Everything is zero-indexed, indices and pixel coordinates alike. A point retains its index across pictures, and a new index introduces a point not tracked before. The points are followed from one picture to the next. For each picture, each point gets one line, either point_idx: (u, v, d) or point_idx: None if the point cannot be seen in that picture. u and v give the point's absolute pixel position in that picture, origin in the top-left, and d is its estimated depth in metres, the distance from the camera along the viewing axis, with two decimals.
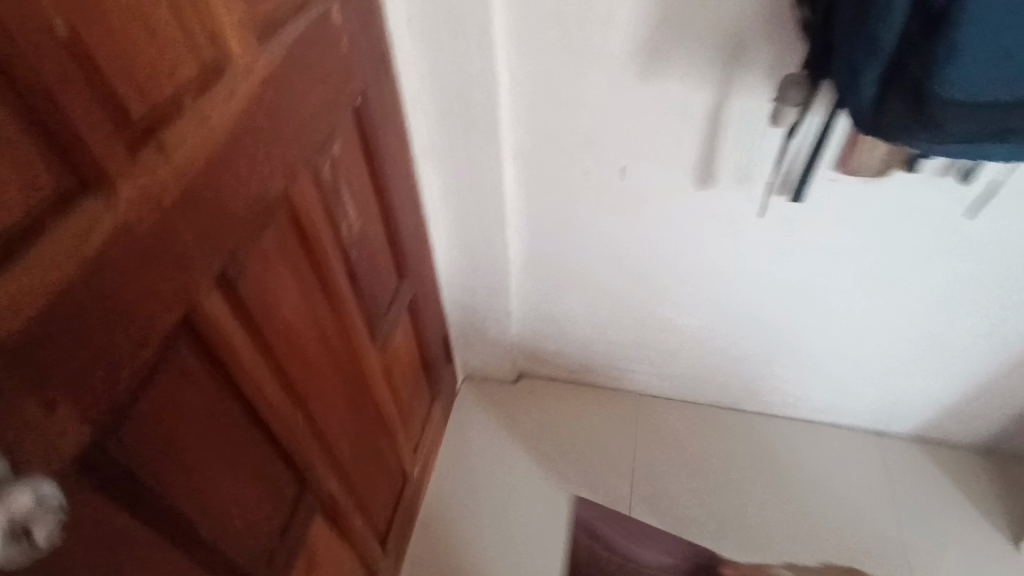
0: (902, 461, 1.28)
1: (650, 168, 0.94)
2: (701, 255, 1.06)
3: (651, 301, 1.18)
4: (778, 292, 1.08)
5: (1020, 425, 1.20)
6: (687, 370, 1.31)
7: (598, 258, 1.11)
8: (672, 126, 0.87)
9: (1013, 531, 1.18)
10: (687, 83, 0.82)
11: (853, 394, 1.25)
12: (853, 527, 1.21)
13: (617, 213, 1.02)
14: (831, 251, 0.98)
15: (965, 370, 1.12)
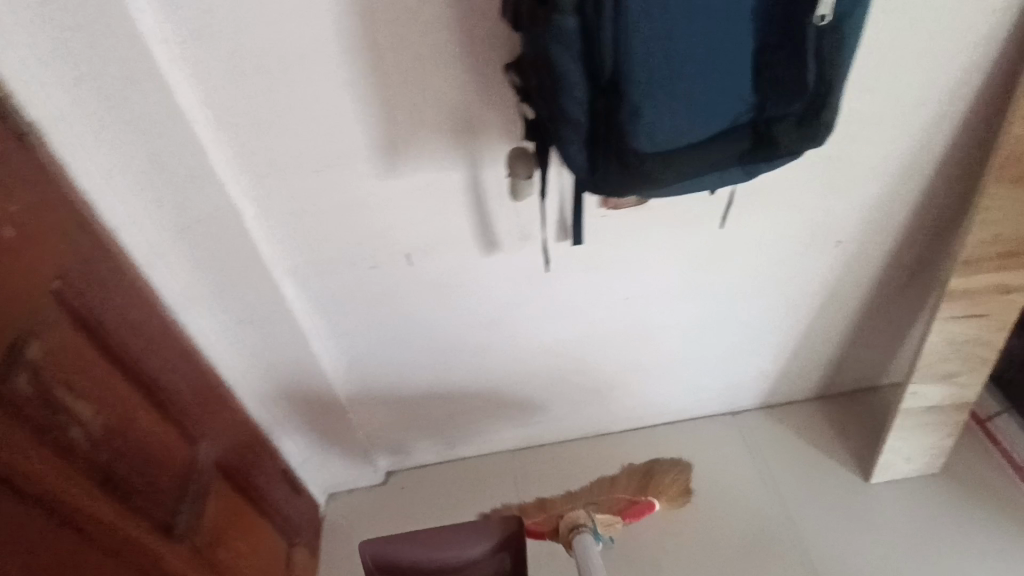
0: (759, 432, 1.33)
1: (433, 244, 0.91)
2: (517, 309, 1.04)
3: (488, 366, 1.14)
4: (599, 323, 1.10)
5: (837, 369, 1.32)
6: (546, 416, 1.29)
7: (419, 338, 1.05)
8: (440, 205, 0.86)
9: (862, 464, 1.26)
10: (437, 159, 0.81)
11: (697, 387, 1.30)
12: (752, 516, 1.21)
13: (419, 292, 0.97)
14: (630, 273, 1.01)
15: (778, 339, 1.21)
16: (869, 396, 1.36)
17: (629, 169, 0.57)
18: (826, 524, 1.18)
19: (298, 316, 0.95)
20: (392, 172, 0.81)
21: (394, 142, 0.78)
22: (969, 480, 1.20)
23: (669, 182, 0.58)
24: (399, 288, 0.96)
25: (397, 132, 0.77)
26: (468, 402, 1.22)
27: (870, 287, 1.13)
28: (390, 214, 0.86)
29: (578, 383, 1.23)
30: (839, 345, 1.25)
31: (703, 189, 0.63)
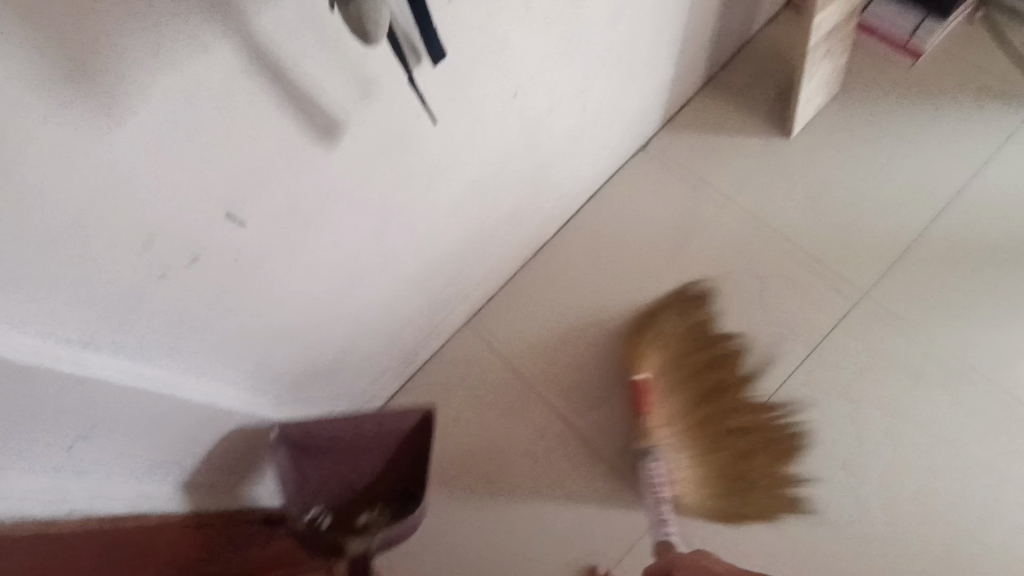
0: (676, 150, 1.22)
1: (252, 168, 0.57)
2: (401, 182, 0.75)
3: (399, 264, 0.87)
4: (497, 138, 0.84)
5: (719, 41, 1.18)
6: (484, 271, 1.09)
7: (305, 293, 0.75)
8: (221, 104, 0.51)
9: (777, 121, 1.21)
10: (160, 24, 0.45)
11: (609, 143, 1.12)
12: (769, 212, 1.16)
13: (270, 239, 0.65)
14: (507, 52, 0.73)
15: (668, 42, 1.02)
16: (751, 52, 1.26)
17: None
18: (845, 174, 1.16)
19: (140, 368, 0.62)
20: (115, 88, 0.45)
21: (68, 28, 0.41)
22: (865, 80, 1.20)
23: None
24: (244, 254, 0.64)
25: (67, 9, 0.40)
26: (403, 312, 0.98)
27: None
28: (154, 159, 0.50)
29: (499, 216, 1.00)
30: (717, 15, 1.09)
31: None
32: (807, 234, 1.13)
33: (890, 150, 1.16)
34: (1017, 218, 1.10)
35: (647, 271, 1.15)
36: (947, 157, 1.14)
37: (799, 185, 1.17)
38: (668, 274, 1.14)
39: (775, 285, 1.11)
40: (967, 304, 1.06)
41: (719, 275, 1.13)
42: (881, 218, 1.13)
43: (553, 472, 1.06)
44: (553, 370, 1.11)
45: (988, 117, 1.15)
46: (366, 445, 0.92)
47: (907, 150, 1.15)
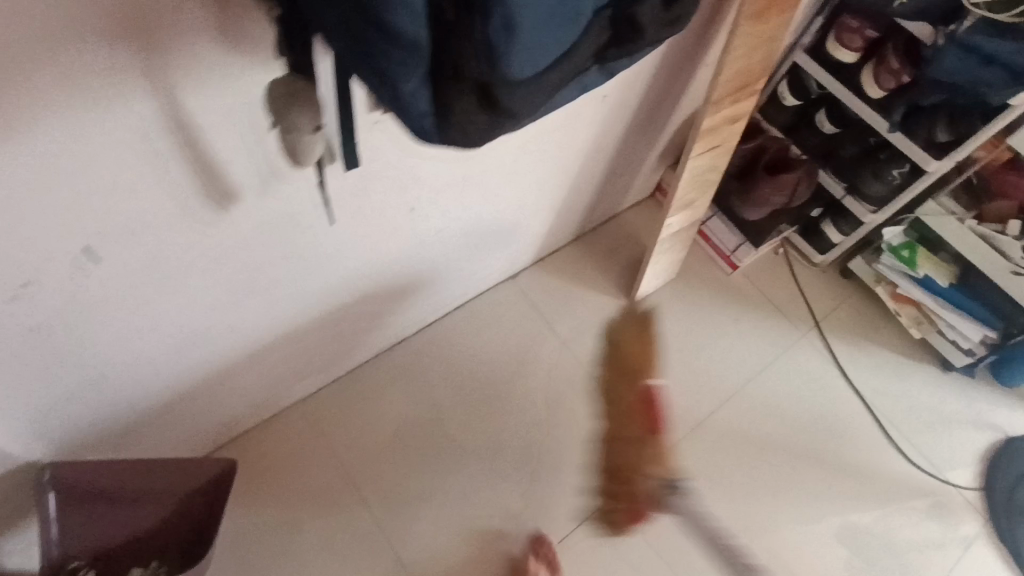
0: (538, 287, 1.38)
1: (140, 271, 0.64)
2: (269, 277, 0.79)
3: (260, 332, 0.89)
4: (396, 240, 0.91)
5: (591, 211, 1.37)
6: (295, 383, 1.11)
7: (137, 368, 0.78)
8: (150, 194, 0.57)
9: (624, 289, 1.42)
10: (100, 120, 0.49)
11: (484, 268, 1.24)
12: (601, 364, 1.34)
13: (124, 310, 0.67)
14: (423, 172, 0.80)
15: (546, 206, 1.17)
16: (616, 222, 1.48)
17: (476, 101, 0.37)
18: (674, 348, 1.39)
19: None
20: (47, 115, 0.46)
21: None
22: (697, 276, 1.47)
23: (535, 75, 0.38)
24: (112, 299, 0.65)
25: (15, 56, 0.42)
26: (247, 375, 0.96)
27: (623, 132, 1.11)
28: (113, 166, 0.53)
29: (366, 306, 1.03)
30: (593, 193, 1.28)
31: (564, 55, 0.40)
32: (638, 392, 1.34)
33: (705, 340, 1.41)
34: (792, 420, 1.37)
35: (478, 391, 1.27)
36: (743, 355, 1.41)
37: (636, 339, 1.38)
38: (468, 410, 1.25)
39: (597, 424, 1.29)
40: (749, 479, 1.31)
41: (514, 425, 1.25)
42: (688, 393, 1.36)
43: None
44: (376, 456, 1.19)
45: (783, 332, 1.45)
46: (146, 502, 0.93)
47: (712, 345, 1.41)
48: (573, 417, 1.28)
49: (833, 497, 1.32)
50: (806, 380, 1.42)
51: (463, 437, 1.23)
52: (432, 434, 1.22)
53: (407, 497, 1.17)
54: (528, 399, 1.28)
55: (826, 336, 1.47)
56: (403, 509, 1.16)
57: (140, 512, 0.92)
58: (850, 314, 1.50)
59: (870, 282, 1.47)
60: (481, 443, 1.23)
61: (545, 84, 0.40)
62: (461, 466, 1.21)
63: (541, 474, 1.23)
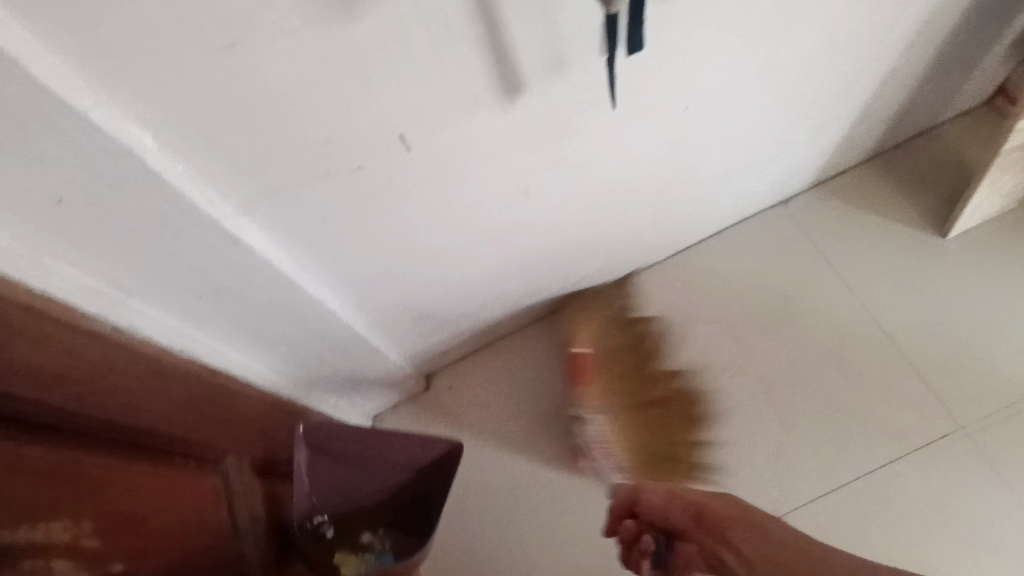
0: (816, 214, 1.20)
1: (438, 163, 0.70)
2: (532, 181, 0.81)
3: (526, 241, 0.93)
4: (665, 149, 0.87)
5: (894, 125, 1.14)
6: (551, 298, 1.16)
7: (428, 262, 0.87)
8: (464, 84, 0.62)
9: (929, 223, 1.17)
10: (419, 4, 0.53)
11: (752, 191, 1.12)
12: (889, 308, 1.14)
13: (425, 201, 0.75)
14: (708, 59, 0.73)
15: (840, 115, 1.00)
16: (925, 142, 1.21)
17: None
18: (996, 299, 1.11)
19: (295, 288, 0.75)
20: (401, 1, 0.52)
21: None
22: None
23: None
24: (417, 187, 0.72)
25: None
26: (512, 282, 1.03)
27: (964, 9, 0.87)
28: (441, 54, 0.58)
29: (625, 223, 1.01)
30: (902, 100, 1.05)
31: None
32: (951, 353, 1.09)
33: None
34: None
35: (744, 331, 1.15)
36: None
37: (941, 284, 1.13)
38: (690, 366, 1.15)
39: (886, 379, 1.09)
40: None
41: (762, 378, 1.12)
42: (1019, 355, 1.07)
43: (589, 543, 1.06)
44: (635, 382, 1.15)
45: None
46: (375, 468, 0.90)
47: (1023, 324, 1.09)
48: (854, 368, 1.10)
49: None
50: None
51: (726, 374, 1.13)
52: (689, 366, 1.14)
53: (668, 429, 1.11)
54: (798, 341, 1.13)
55: None
56: (664, 441, 1.10)
57: (371, 480, 0.90)
58: None
59: None
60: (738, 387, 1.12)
61: None
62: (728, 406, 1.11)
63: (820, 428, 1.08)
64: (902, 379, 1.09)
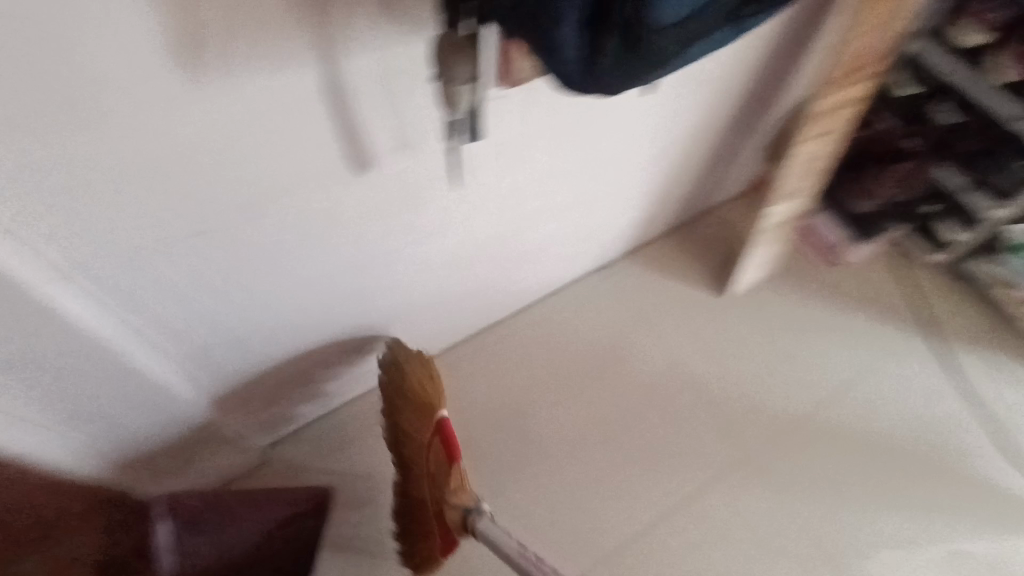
0: (632, 278, 1.42)
1: (290, 229, 0.72)
2: (388, 248, 0.86)
3: (380, 302, 0.98)
4: (503, 218, 0.97)
5: (686, 204, 1.38)
6: (402, 354, 1.21)
7: (282, 328, 0.88)
8: (312, 156, 0.65)
9: (716, 284, 1.42)
10: (266, 83, 0.56)
11: (578, 255, 1.30)
12: (690, 355, 1.36)
13: (277, 269, 0.77)
14: (540, 145, 0.85)
15: (644, 194, 1.19)
16: (709, 217, 1.48)
17: (628, 43, 0.40)
18: (770, 347, 1.37)
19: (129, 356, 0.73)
20: (251, 80, 0.55)
21: (213, 30, 0.49)
22: (793, 274, 1.44)
23: (680, 21, 0.41)
24: (269, 253, 0.74)
25: (227, 22, 0.50)
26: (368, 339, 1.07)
27: (727, 121, 1.12)
28: (289, 129, 0.61)
29: (474, 284, 1.12)
30: (690, 185, 1.29)
31: (705, 9, 0.42)
32: (737, 389, 1.33)
33: (803, 342, 1.38)
34: (907, 429, 1.29)
35: (570, 378, 1.31)
36: (842, 356, 1.36)
37: (729, 336, 1.38)
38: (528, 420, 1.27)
39: (692, 415, 1.29)
40: (856, 491, 1.25)
41: (584, 420, 1.27)
42: (787, 391, 1.33)
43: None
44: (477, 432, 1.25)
45: (897, 337, 1.38)
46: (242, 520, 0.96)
47: (789, 365, 1.35)
48: (666, 409, 1.30)
49: (946, 514, 1.23)
50: (930, 393, 1.33)
51: (557, 417, 1.28)
52: (524, 411, 1.27)
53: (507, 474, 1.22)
54: (618, 384, 1.32)
55: (942, 343, 1.38)
56: (506, 488, 1.21)
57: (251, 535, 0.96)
58: (971, 322, 1.40)
59: (995, 284, 1.36)
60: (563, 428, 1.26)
61: (684, 38, 0.42)
62: (561, 446, 1.25)
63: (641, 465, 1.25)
64: (705, 415, 1.30)
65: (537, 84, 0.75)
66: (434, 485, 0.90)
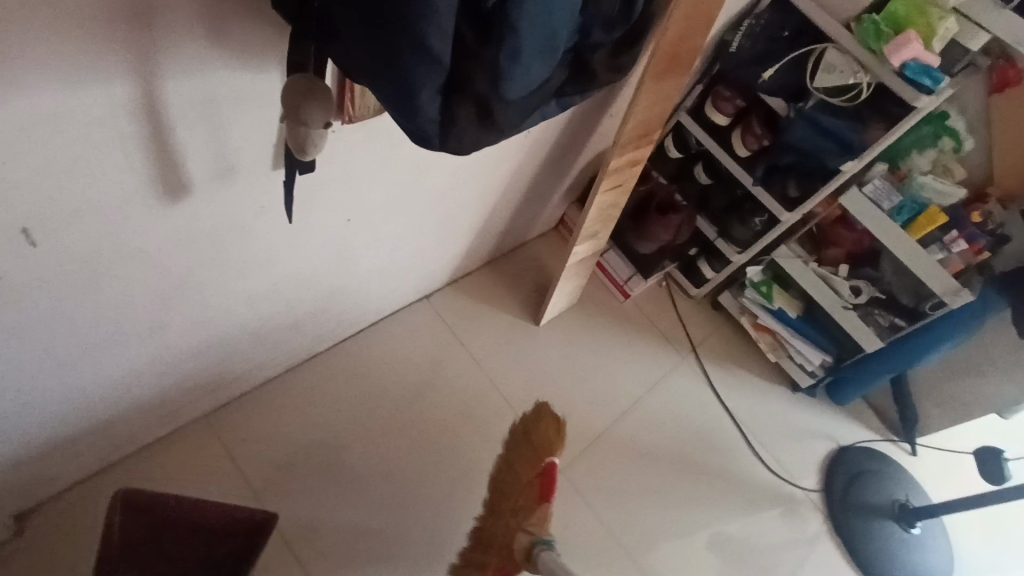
0: (450, 308, 1.49)
1: (80, 257, 0.64)
2: (199, 287, 0.81)
3: (193, 335, 0.91)
4: (330, 250, 0.96)
5: (501, 240, 1.50)
6: (207, 391, 1.13)
7: (64, 366, 0.78)
8: (109, 178, 0.59)
9: (528, 313, 1.55)
10: (58, 98, 0.50)
11: (401, 285, 1.33)
12: (506, 379, 1.46)
13: (59, 303, 0.67)
14: (370, 181, 0.87)
15: (466, 230, 1.27)
16: (522, 252, 1.62)
17: (479, 111, 0.45)
18: (574, 369, 1.53)
19: None
20: (35, 91, 0.48)
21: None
22: (591, 303, 1.63)
23: (523, 97, 0.46)
24: (51, 284, 0.64)
25: (18, 32, 0.44)
26: (175, 374, 0.98)
27: (538, 169, 1.25)
28: (85, 148, 0.55)
29: (299, 312, 1.09)
30: (506, 224, 1.41)
31: (542, 87, 0.49)
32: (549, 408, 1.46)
33: (603, 364, 1.56)
34: (680, 433, 1.54)
35: (389, 408, 1.35)
36: (630, 374, 1.58)
37: (540, 360, 1.51)
38: (314, 467, 1.25)
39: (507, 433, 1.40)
40: (645, 492, 1.45)
41: (400, 447, 1.32)
42: (588, 409, 1.49)
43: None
44: (286, 468, 1.23)
45: (672, 357, 1.64)
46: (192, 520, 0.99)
47: (590, 384, 1.53)
48: (483, 431, 1.39)
49: (707, 504, 1.48)
50: (698, 403, 1.60)
51: (374, 445, 1.31)
52: (340, 443, 1.28)
53: (319, 509, 1.22)
54: (440, 410, 1.38)
55: (702, 360, 1.67)
56: (319, 523, 1.21)
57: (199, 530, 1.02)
58: (721, 343, 1.72)
59: (736, 313, 1.71)
60: (375, 458, 1.29)
61: (523, 107, 0.48)
62: (375, 476, 1.28)
63: (459, 487, 1.32)
64: None
65: (372, 122, 0.76)
66: (512, 518, 1.03)
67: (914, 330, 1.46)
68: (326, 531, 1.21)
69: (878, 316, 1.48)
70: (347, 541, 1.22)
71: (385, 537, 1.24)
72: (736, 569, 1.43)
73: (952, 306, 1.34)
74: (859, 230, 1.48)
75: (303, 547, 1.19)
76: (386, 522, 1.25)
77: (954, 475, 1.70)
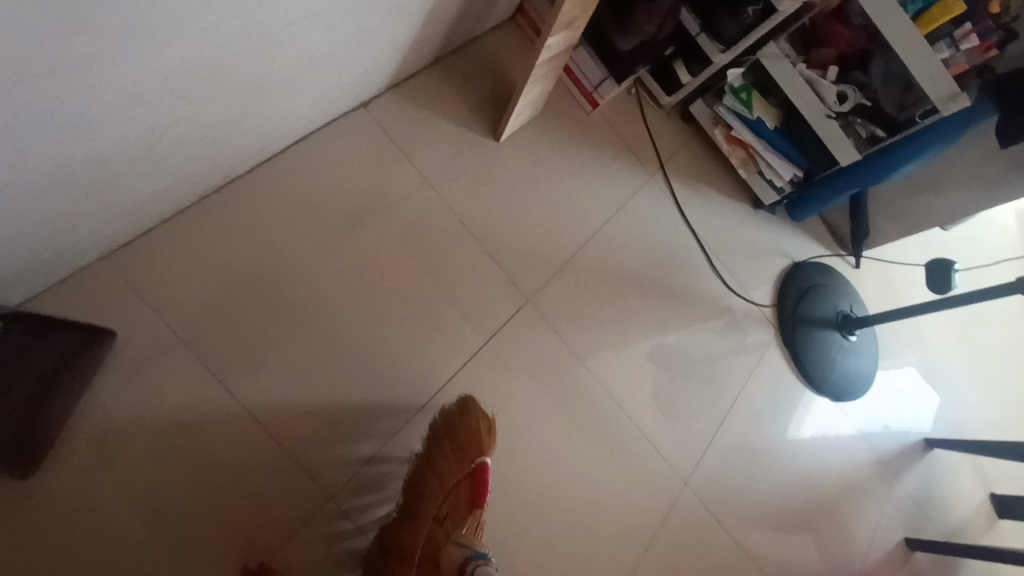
0: (394, 118, 1.25)
1: None
2: (47, 76, 0.53)
3: (59, 157, 0.67)
4: (232, 26, 0.69)
5: (451, 31, 1.22)
6: (95, 229, 0.90)
7: None
8: None
9: (486, 125, 1.34)
10: None
11: (331, 90, 1.07)
12: (465, 203, 1.29)
13: None
14: None
15: (409, 11, 0.99)
16: (474, 48, 1.35)
17: None
18: (540, 191, 1.38)
19: None
20: None
21: None
22: (555, 113, 1.43)
23: None
24: None
25: None
26: (49, 211, 0.75)
27: None
28: None
29: (202, 122, 0.84)
30: (458, 7, 1.13)
31: None
32: (513, 234, 1.33)
33: (569, 184, 1.42)
34: (647, 254, 1.48)
35: (332, 238, 1.17)
36: (598, 194, 1.45)
37: (502, 180, 1.34)
38: (256, 315, 1.09)
39: (468, 262, 1.28)
40: (613, 317, 1.42)
41: (350, 281, 1.17)
42: (553, 233, 1.38)
43: (150, 556, 0.97)
44: (216, 309, 1.07)
45: (641, 175, 1.52)
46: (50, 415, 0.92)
47: (556, 207, 1.39)
48: (441, 260, 1.26)
49: (668, 325, 1.47)
50: (664, 226, 1.52)
51: (320, 281, 1.15)
52: (278, 281, 1.12)
53: (266, 354, 1.09)
54: (393, 240, 1.22)
55: (670, 177, 1.56)
56: (267, 369, 1.08)
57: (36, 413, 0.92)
58: (689, 157, 1.60)
59: (708, 124, 1.56)
60: (322, 295, 1.14)
61: None
62: (324, 312, 1.14)
63: (421, 319, 1.21)
64: (484, 263, 1.29)
65: None
66: (437, 527, 0.93)
67: (893, 142, 1.36)
68: (277, 378, 1.09)
69: (859, 126, 1.38)
70: (301, 385, 1.10)
71: (345, 377, 1.13)
72: (694, 382, 1.48)
73: (943, 114, 1.24)
74: (856, 25, 1.30)
75: (261, 409, 1.07)
76: (344, 362, 1.14)
77: (890, 288, 1.79)
